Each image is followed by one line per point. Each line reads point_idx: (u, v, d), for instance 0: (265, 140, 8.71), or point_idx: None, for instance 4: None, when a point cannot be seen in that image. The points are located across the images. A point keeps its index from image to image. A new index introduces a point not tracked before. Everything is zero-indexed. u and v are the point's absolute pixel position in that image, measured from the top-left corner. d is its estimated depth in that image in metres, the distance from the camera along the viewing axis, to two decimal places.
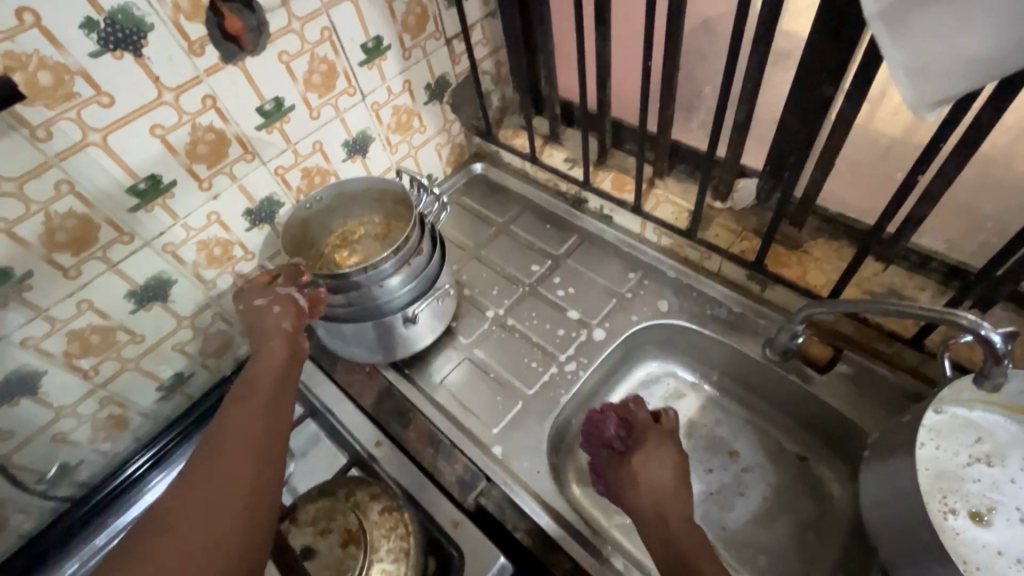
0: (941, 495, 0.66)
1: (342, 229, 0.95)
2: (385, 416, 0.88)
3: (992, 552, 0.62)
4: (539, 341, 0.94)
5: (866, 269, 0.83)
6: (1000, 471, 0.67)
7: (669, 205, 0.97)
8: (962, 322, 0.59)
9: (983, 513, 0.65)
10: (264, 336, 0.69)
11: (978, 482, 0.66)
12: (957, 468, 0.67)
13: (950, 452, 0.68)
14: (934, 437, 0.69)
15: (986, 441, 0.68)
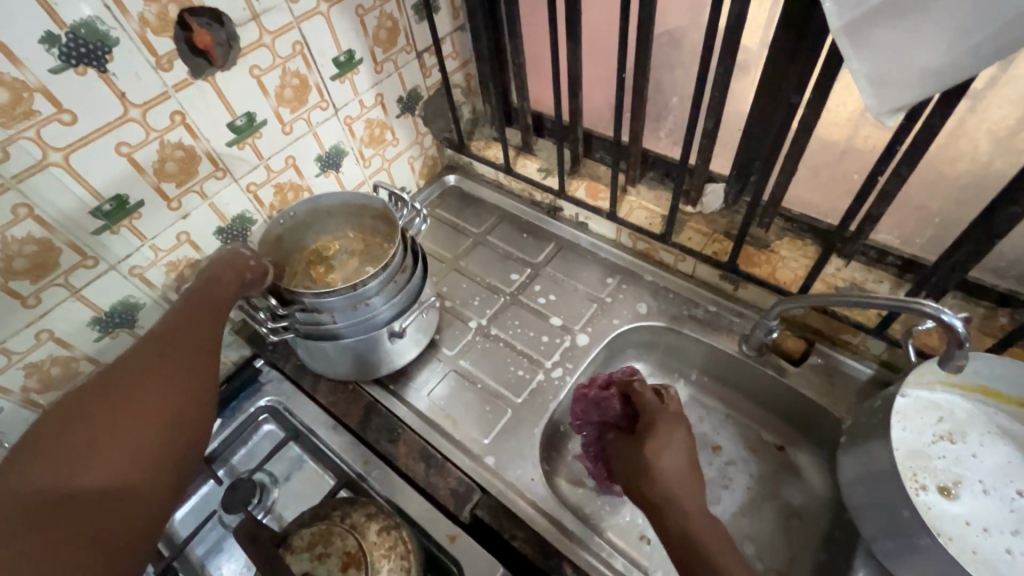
0: (911, 472, 0.70)
1: (316, 248, 0.93)
2: (372, 433, 0.86)
3: (961, 524, 0.66)
4: (524, 349, 0.95)
5: (829, 265, 0.88)
6: (963, 446, 0.71)
7: (642, 210, 1.01)
8: (926, 310, 0.62)
9: (949, 486, 0.69)
10: (221, 275, 0.69)
11: (943, 458, 0.71)
12: (924, 446, 0.71)
13: (916, 431, 0.72)
14: (900, 417, 0.73)
15: (948, 418, 0.73)
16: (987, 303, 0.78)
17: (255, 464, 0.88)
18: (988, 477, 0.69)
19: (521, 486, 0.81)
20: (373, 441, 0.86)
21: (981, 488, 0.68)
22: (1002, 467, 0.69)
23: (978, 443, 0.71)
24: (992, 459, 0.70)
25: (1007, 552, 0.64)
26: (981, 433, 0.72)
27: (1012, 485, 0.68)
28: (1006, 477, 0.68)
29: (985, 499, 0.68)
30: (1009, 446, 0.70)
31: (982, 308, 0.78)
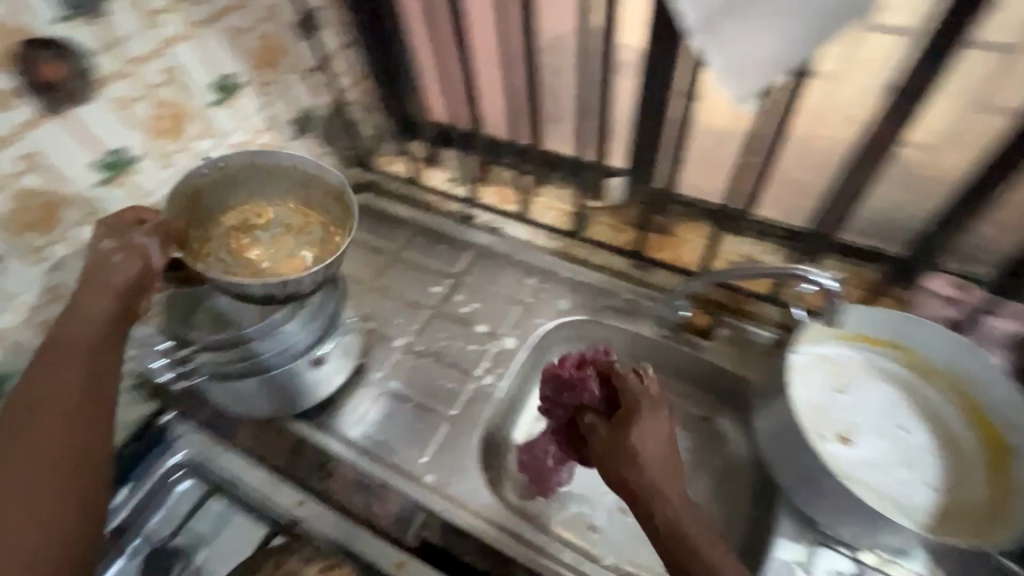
0: (815, 426, 0.76)
1: (235, 212, 0.77)
2: (304, 471, 0.83)
3: (859, 465, 0.73)
4: (452, 360, 0.94)
5: (724, 242, 0.95)
6: (854, 394, 0.79)
7: (552, 210, 1.05)
8: (797, 273, 0.71)
9: (848, 432, 0.76)
10: (98, 289, 0.60)
11: (839, 408, 0.77)
12: (823, 400, 0.78)
13: (815, 387, 0.79)
14: (800, 377, 0.79)
15: (839, 371, 0.80)
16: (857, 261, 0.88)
17: (172, 529, 0.80)
18: (875, 418, 0.77)
19: (466, 498, 0.80)
20: (305, 479, 0.81)
21: (871, 430, 0.76)
22: (884, 407, 0.78)
23: (864, 389, 0.79)
24: (875, 402, 0.78)
25: (898, 483, 0.72)
26: (866, 379, 0.80)
27: (891, 422, 0.77)
28: (888, 415, 0.77)
29: (876, 439, 0.75)
30: (888, 387, 0.79)
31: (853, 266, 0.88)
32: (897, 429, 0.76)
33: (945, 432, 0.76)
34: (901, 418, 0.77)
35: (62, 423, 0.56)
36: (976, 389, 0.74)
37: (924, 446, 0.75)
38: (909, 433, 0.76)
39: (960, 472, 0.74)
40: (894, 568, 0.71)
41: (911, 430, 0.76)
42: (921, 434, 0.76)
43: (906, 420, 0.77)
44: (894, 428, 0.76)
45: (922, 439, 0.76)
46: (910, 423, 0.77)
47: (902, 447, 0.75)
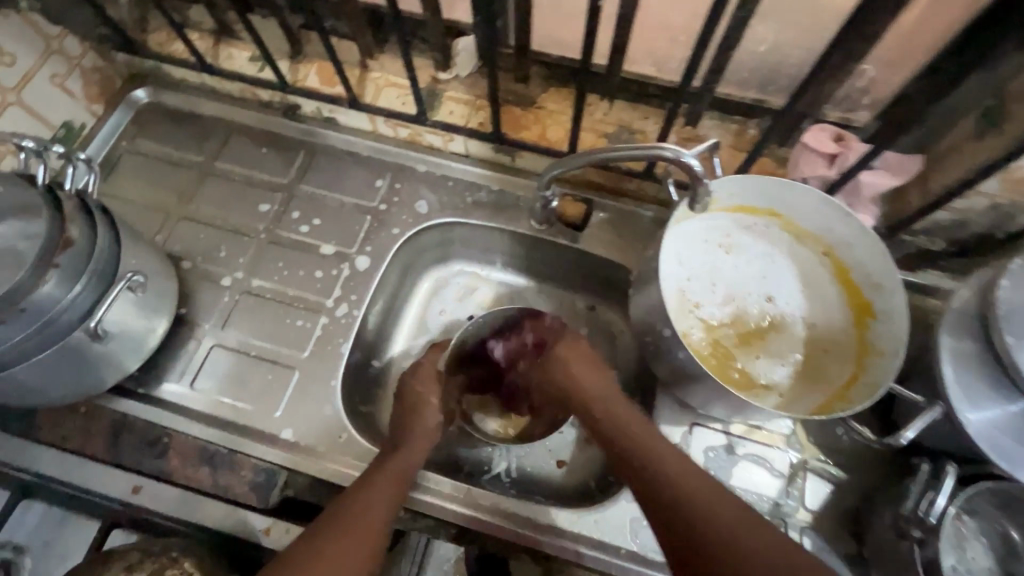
0: (686, 309, 0.71)
1: None
2: (131, 452, 0.69)
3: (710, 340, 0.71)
4: (296, 294, 0.80)
5: (596, 110, 0.81)
6: (731, 263, 0.74)
7: (391, 88, 0.84)
8: (667, 156, 0.57)
9: (715, 307, 0.73)
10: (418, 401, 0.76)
11: (705, 289, 0.73)
12: (692, 272, 0.73)
13: (687, 262, 0.73)
14: (677, 252, 0.73)
15: (718, 237, 0.74)
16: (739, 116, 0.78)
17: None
18: (747, 288, 0.73)
19: (329, 449, 0.71)
20: (133, 462, 0.69)
21: (739, 297, 0.73)
22: (761, 275, 0.74)
23: (747, 255, 0.74)
24: (754, 269, 0.74)
25: (759, 350, 0.71)
26: (749, 245, 0.74)
27: (766, 291, 0.73)
28: (764, 284, 0.73)
29: (742, 305, 0.73)
30: (769, 252, 0.74)
31: (735, 124, 0.78)
32: (771, 296, 0.73)
33: (820, 291, 0.73)
34: (774, 283, 0.74)
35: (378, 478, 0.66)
36: (847, 252, 0.69)
37: (795, 309, 0.73)
38: (783, 295, 0.73)
39: (829, 341, 0.71)
40: (760, 433, 0.71)
41: (787, 297, 0.73)
42: (798, 298, 0.73)
43: (786, 286, 0.74)
44: (770, 293, 0.73)
45: (795, 302, 0.73)
46: (789, 288, 0.74)
47: (772, 315, 0.72)
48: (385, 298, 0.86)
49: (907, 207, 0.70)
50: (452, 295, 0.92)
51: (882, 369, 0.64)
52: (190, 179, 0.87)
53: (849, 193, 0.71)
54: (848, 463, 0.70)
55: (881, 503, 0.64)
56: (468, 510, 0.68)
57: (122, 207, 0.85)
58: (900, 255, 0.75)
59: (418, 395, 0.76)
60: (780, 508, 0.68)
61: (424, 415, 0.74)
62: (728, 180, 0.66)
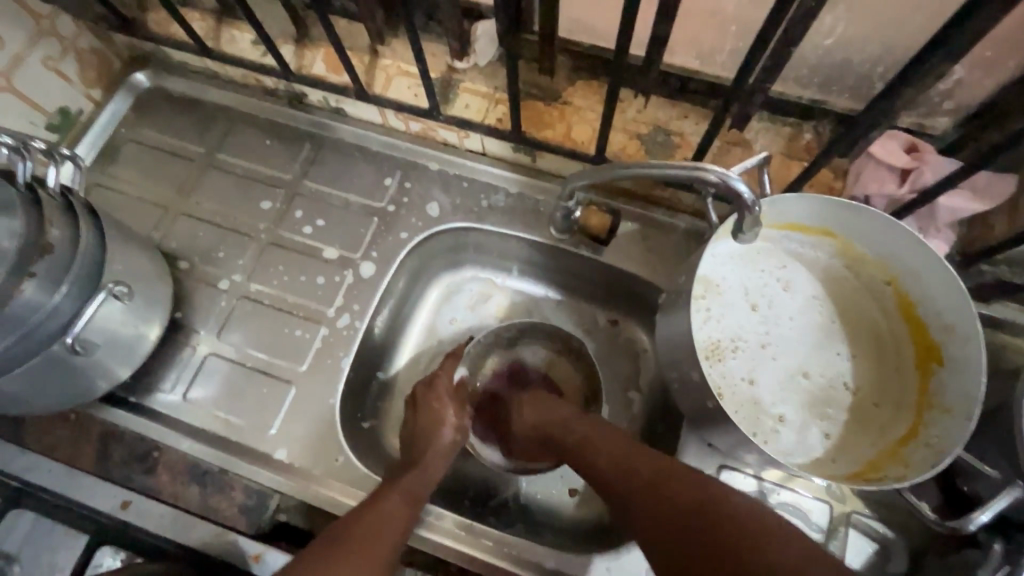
0: (712, 341, 0.64)
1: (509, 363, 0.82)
2: (121, 465, 0.67)
3: (744, 381, 0.63)
4: (295, 302, 0.75)
5: (629, 108, 0.72)
6: (765, 323, 0.64)
7: (403, 77, 0.76)
8: (710, 180, 0.48)
9: (744, 372, 0.63)
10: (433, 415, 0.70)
11: (741, 324, 0.64)
12: (720, 328, 0.64)
13: (714, 312, 0.64)
14: (708, 296, 0.64)
15: (755, 284, 0.65)
16: (793, 118, 0.68)
17: None
18: (782, 355, 0.63)
19: (325, 472, 0.67)
20: (121, 477, 0.66)
21: (772, 362, 0.63)
22: (800, 343, 0.64)
23: (787, 312, 0.65)
24: (793, 330, 0.64)
25: (790, 428, 0.61)
26: (789, 295, 0.65)
27: (801, 364, 0.63)
28: (801, 355, 0.64)
29: (773, 375, 0.63)
30: (813, 301, 0.66)
31: (787, 126, 0.69)
32: (807, 372, 0.63)
33: (876, 338, 0.65)
34: (812, 355, 0.64)
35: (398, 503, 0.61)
36: (914, 283, 0.60)
37: (839, 385, 0.63)
38: (824, 368, 0.63)
39: (880, 387, 0.63)
40: (796, 481, 0.64)
41: (827, 371, 0.63)
42: (843, 368, 0.64)
43: (830, 350, 0.64)
44: (806, 368, 0.63)
45: (838, 376, 0.63)
46: (832, 357, 0.64)
47: (809, 390, 0.63)
48: (392, 307, 0.80)
49: (992, 233, 0.60)
50: (464, 303, 0.85)
51: (947, 428, 0.56)
52: (190, 172, 0.82)
53: (920, 215, 0.62)
54: (896, 521, 0.62)
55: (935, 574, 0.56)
56: (468, 549, 0.63)
57: (119, 201, 0.81)
58: (973, 285, 0.65)
59: (435, 411, 0.70)
60: None
61: (434, 434, 0.69)
62: (782, 197, 0.58)
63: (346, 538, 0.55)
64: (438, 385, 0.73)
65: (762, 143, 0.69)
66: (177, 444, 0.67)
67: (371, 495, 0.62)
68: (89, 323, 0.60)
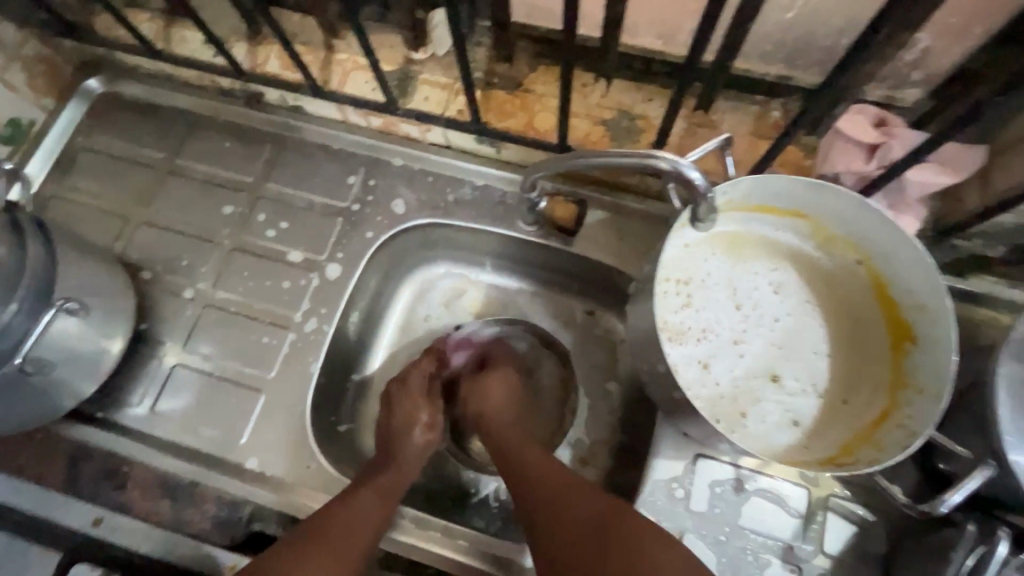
0: (676, 325, 0.62)
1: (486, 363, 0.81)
2: (90, 482, 0.66)
3: (699, 364, 0.62)
4: (262, 307, 0.73)
5: (592, 92, 0.70)
6: (746, 322, 0.63)
7: (359, 71, 0.74)
8: (661, 168, 0.48)
9: (704, 360, 0.62)
10: (410, 413, 0.69)
11: (705, 312, 0.63)
12: (696, 317, 0.63)
13: (695, 301, 0.63)
14: (681, 283, 0.63)
15: (737, 275, 0.64)
16: (760, 96, 0.66)
17: None
18: (751, 351, 0.62)
19: (297, 480, 0.66)
20: (92, 494, 0.65)
21: (740, 360, 0.62)
22: (772, 333, 0.63)
23: (773, 312, 0.63)
24: (772, 317, 0.63)
25: (755, 416, 0.60)
26: (776, 294, 0.64)
27: (771, 365, 0.62)
28: (774, 359, 0.62)
29: (740, 370, 0.62)
30: (799, 300, 0.64)
31: (755, 104, 0.67)
32: (777, 375, 0.62)
33: (855, 339, 0.63)
34: (787, 358, 0.62)
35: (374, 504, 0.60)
36: (884, 264, 0.60)
37: (807, 387, 0.62)
38: (796, 372, 0.62)
39: (853, 369, 0.62)
40: (772, 466, 0.63)
41: (802, 374, 0.62)
42: (817, 351, 0.63)
43: (808, 353, 0.62)
44: (778, 371, 0.62)
45: (810, 377, 0.62)
46: (807, 358, 0.62)
47: (789, 372, 0.62)
48: (363, 307, 0.78)
49: (963, 207, 0.58)
50: (437, 300, 0.84)
51: (920, 408, 0.56)
52: (149, 179, 0.80)
53: (890, 192, 0.60)
54: (874, 502, 0.61)
55: (913, 555, 0.56)
56: (446, 551, 0.63)
57: (78, 212, 0.79)
58: (948, 260, 0.64)
59: (405, 410, 0.70)
60: (794, 552, 0.60)
61: (404, 431, 0.68)
62: (746, 179, 0.56)
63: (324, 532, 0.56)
64: (414, 377, 0.72)
65: (730, 123, 0.67)
66: (146, 457, 0.66)
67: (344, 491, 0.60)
68: (45, 340, 0.59)
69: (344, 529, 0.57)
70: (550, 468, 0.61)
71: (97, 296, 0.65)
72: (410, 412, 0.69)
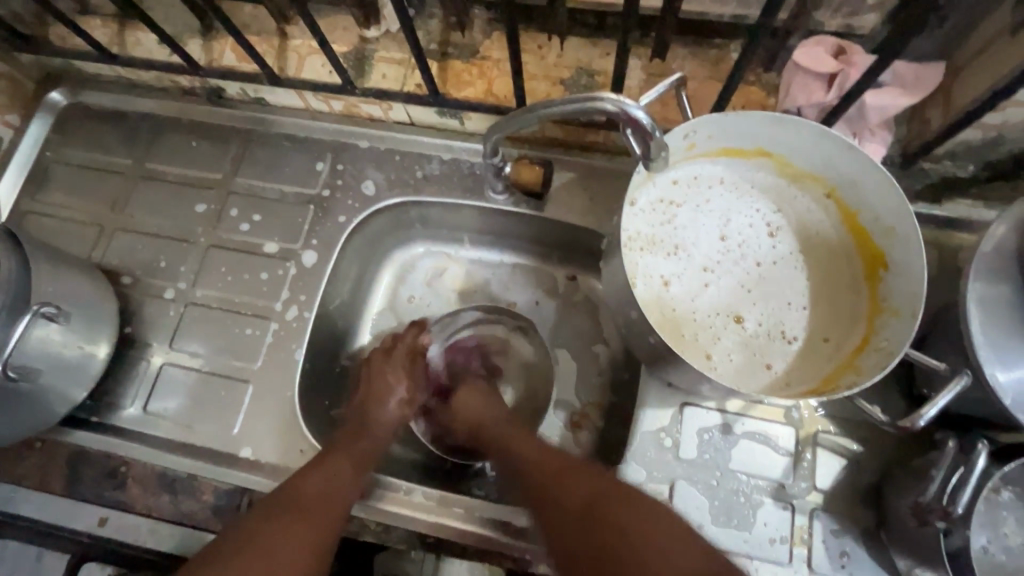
0: (642, 240, 0.62)
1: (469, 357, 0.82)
2: (91, 485, 0.67)
3: (659, 283, 0.61)
4: (242, 301, 0.74)
5: (548, 52, 0.69)
6: (723, 252, 0.62)
7: (315, 56, 0.74)
8: (608, 110, 0.47)
9: (666, 279, 0.62)
10: (386, 381, 0.71)
11: (676, 242, 0.62)
12: (672, 234, 0.62)
13: (679, 221, 0.63)
14: (661, 209, 0.63)
15: (713, 202, 0.64)
16: (717, 39, 0.65)
17: None
18: (716, 285, 0.62)
19: (292, 464, 0.67)
20: (93, 494, 0.67)
21: (704, 289, 0.62)
22: (749, 265, 0.62)
23: (755, 254, 0.63)
24: (753, 254, 0.63)
25: (719, 355, 0.60)
26: (766, 231, 0.63)
27: (735, 307, 0.61)
28: (739, 297, 0.61)
29: (706, 303, 0.61)
30: (781, 236, 0.64)
31: (713, 48, 0.66)
32: (738, 312, 0.61)
33: (834, 272, 0.63)
34: (755, 300, 0.62)
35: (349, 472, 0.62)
36: (852, 192, 0.59)
37: (774, 331, 0.61)
38: (765, 307, 0.61)
39: (832, 299, 0.62)
40: (758, 408, 0.63)
41: (765, 316, 0.61)
42: (796, 284, 0.62)
43: (779, 299, 0.62)
44: (740, 311, 0.61)
45: (777, 323, 0.61)
46: (777, 304, 0.62)
47: (763, 308, 0.61)
48: (344, 293, 0.79)
49: (929, 129, 0.58)
50: (420, 280, 0.84)
51: (896, 331, 0.56)
52: (120, 185, 0.80)
53: (853, 120, 0.59)
54: (862, 435, 0.61)
55: (901, 480, 0.56)
56: (441, 519, 0.64)
57: (54, 224, 0.80)
58: (919, 186, 0.63)
59: (386, 380, 0.71)
60: (786, 490, 0.60)
61: (382, 397, 0.70)
62: (707, 120, 0.55)
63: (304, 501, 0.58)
64: (397, 347, 0.73)
65: (689, 69, 0.66)
66: (142, 456, 0.68)
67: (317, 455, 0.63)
68: (26, 347, 0.60)
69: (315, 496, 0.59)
70: (576, 474, 0.58)
71: (77, 300, 0.66)
72: (392, 379, 0.71)
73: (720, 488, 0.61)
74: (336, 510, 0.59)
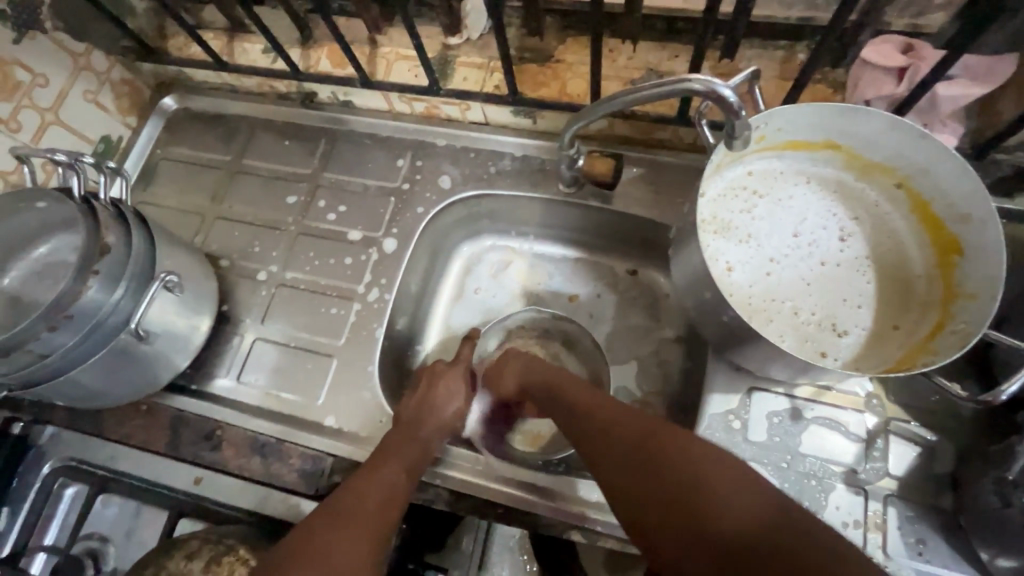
0: (714, 221, 0.65)
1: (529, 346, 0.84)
2: (189, 447, 0.73)
3: (722, 266, 0.64)
4: (328, 283, 0.80)
5: (620, 55, 0.74)
6: (790, 248, 0.64)
7: (401, 61, 0.81)
8: (695, 89, 0.51)
9: (731, 264, 0.64)
10: (441, 396, 0.72)
11: (742, 232, 0.65)
12: (746, 219, 0.65)
13: (755, 211, 0.65)
14: (731, 197, 0.66)
15: (783, 198, 0.66)
16: (784, 42, 0.69)
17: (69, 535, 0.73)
18: (783, 277, 0.64)
19: (372, 433, 0.71)
20: (192, 455, 0.73)
21: (767, 275, 0.64)
22: (812, 257, 0.64)
23: (824, 253, 0.64)
24: (821, 251, 0.64)
25: (772, 335, 0.61)
26: (836, 234, 0.65)
27: (794, 298, 0.63)
28: (803, 289, 0.63)
29: (763, 286, 0.63)
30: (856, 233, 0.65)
31: (780, 50, 0.69)
32: (796, 307, 0.63)
33: (897, 271, 0.64)
34: (815, 295, 0.63)
35: (395, 484, 0.62)
36: (922, 182, 0.61)
37: (827, 325, 0.62)
38: (826, 304, 0.63)
39: (895, 298, 0.63)
40: (830, 395, 0.64)
41: (819, 310, 0.63)
42: (860, 285, 0.63)
43: (837, 297, 0.63)
44: (800, 299, 0.63)
45: (830, 317, 0.62)
46: (834, 301, 0.63)
47: (828, 301, 0.63)
48: (417, 281, 0.84)
49: (1000, 119, 0.60)
50: (486, 272, 0.88)
51: (973, 314, 0.57)
52: (219, 179, 0.89)
53: (922, 111, 0.62)
54: (939, 423, 0.62)
55: (982, 463, 0.56)
56: (512, 490, 0.67)
57: (161, 214, 0.88)
58: (990, 179, 0.64)
59: (447, 389, 0.73)
60: (858, 476, 0.61)
61: (438, 407, 0.70)
62: (778, 112, 0.58)
63: (343, 511, 0.57)
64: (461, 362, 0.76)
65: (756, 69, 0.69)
66: (237, 421, 0.73)
67: (365, 466, 0.63)
68: (147, 315, 0.67)
69: (359, 503, 0.58)
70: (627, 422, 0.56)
71: (189, 276, 0.73)
72: (453, 391, 0.73)
73: (790, 471, 0.62)
74: (378, 517, 0.58)
